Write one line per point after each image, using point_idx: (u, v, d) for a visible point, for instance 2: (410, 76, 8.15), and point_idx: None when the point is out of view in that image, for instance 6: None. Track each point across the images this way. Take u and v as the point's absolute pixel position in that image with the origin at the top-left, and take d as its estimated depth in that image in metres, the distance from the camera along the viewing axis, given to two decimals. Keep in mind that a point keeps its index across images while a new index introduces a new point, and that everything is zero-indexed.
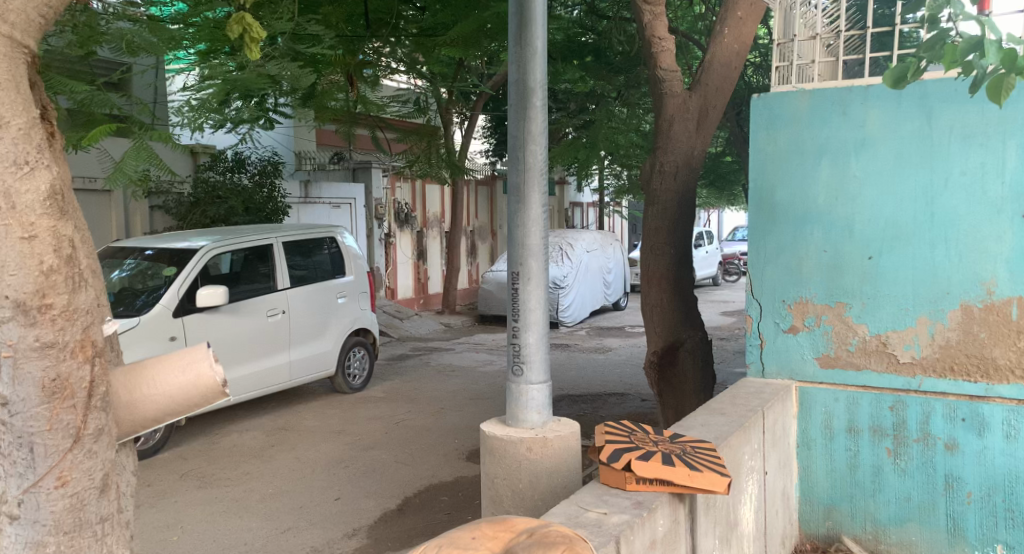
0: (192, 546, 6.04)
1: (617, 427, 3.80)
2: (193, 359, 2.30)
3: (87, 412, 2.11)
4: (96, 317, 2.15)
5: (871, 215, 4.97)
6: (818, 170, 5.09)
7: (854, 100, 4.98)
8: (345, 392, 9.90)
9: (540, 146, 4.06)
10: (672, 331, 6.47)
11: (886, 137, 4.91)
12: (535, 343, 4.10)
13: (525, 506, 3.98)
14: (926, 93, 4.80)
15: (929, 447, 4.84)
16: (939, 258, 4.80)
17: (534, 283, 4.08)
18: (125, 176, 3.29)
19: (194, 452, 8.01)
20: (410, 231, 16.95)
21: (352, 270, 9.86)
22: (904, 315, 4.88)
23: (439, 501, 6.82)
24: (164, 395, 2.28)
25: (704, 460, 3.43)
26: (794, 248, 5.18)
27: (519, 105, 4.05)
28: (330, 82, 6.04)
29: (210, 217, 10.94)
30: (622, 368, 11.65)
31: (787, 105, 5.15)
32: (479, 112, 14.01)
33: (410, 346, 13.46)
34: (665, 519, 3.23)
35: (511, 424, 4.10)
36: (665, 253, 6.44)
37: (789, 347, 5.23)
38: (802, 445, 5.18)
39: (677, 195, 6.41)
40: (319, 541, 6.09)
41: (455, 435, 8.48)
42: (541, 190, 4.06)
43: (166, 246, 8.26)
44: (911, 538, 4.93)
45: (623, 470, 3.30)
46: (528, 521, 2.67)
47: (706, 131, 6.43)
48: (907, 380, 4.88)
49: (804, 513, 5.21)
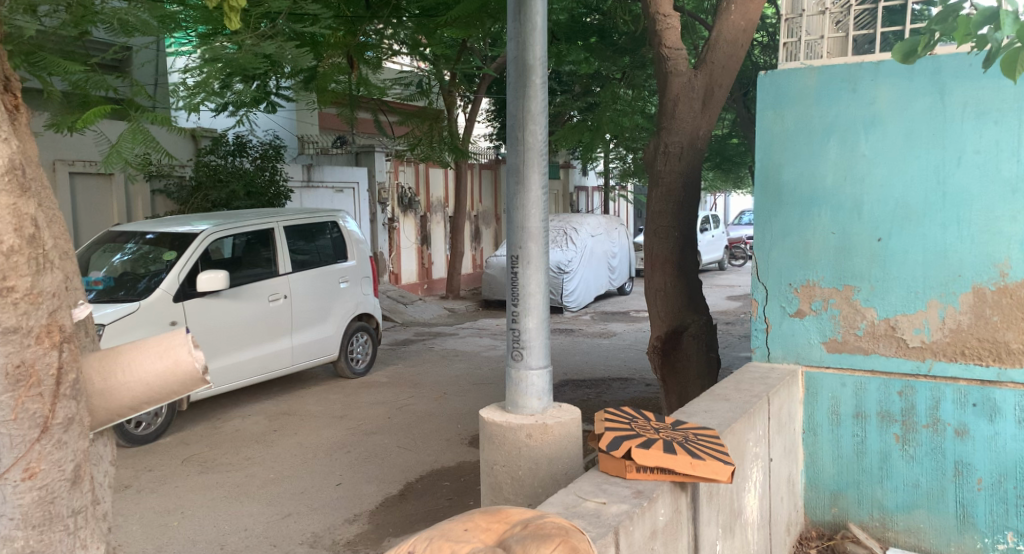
0: (192, 531, 5.97)
1: (617, 414, 3.69)
2: (173, 344, 2.19)
3: (56, 401, 2.02)
4: (64, 301, 2.05)
5: (879, 195, 4.84)
6: (825, 150, 4.97)
7: (864, 77, 4.85)
8: (348, 377, 9.80)
9: (541, 125, 3.95)
10: (675, 315, 6.36)
11: (897, 115, 4.77)
12: (535, 327, 3.99)
13: (524, 494, 3.89)
14: (939, 68, 4.67)
15: (938, 433, 4.73)
16: (951, 239, 4.68)
17: (534, 267, 3.96)
18: (122, 160, 3.21)
19: (195, 437, 7.94)
20: (413, 215, 16.83)
21: (353, 255, 9.74)
22: (915, 298, 4.76)
23: (442, 486, 6.74)
24: (141, 382, 2.17)
25: (707, 448, 3.32)
26: (800, 230, 5.06)
27: (518, 83, 3.92)
28: (332, 64, 5.70)
29: (212, 202, 10.88)
30: (626, 353, 11.56)
31: (794, 83, 5.03)
32: (483, 94, 13.87)
33: (413, 331, 13.38)
34: (666, 508, 3.12)
35: (511, 410, 4.00)
36: (669, 237, 6.32)
37: (795, 331, 5.11)
38: (808, 431, 5.08)
39: (682, 177, 6.27)
40: (319, 528, 6.01)
41: (458, 420, 8.40)
42: (541, 170, 3.95)
43: (167, 230, 8.16)
44: (920, 525, 4.83)
45: (623, 458, 3.19)
46: (523, 512, 2.57)
47: (711, 112, 6.29)
48: (916, 364, 4.77)
49: (810, 500, 5.12)
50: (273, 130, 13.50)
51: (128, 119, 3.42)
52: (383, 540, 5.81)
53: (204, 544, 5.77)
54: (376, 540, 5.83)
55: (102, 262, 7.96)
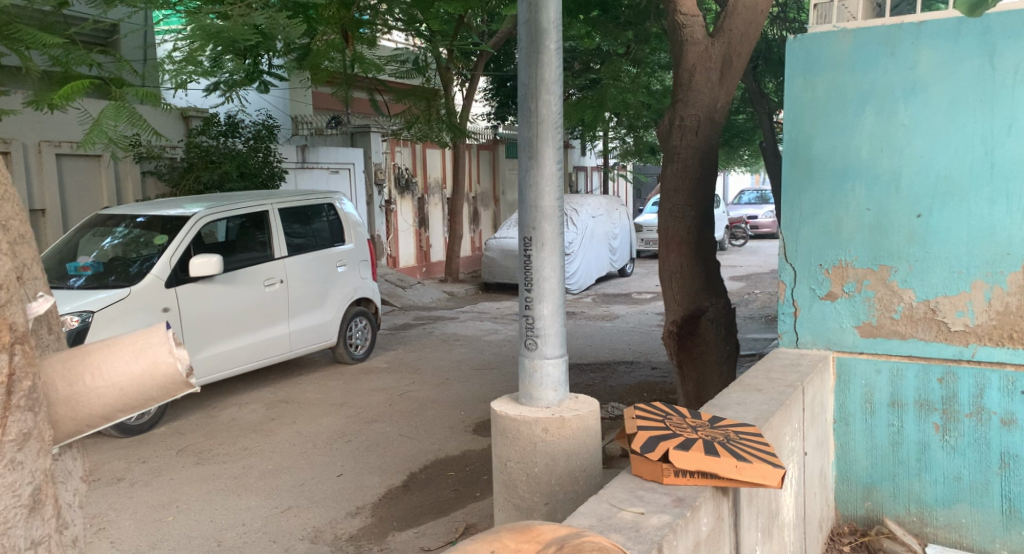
0: (188, 527, 5.65)
1: (649, 410, 3.38)
2: (149, 341, 1.82)
3: (7, 413, 1.71)
4: (15, 295, 1.75)
5: (920, 168, 4.54)
6: (860, 121, 4.66)
7: (905, 40, 4.52)
8: (347, 362, 9.47)
9: (555, 95, 3.59)
10: (693, 299, 6.06)
11: (941, 80, 4.46)
12: (551, 314, 3.66)
13: (541, 493, 3.57)
14: (988, 28, 4.33)
15: (982, 423, 4.45)
16: (999, 215, 4.37)
17: (549, 249, 3.63)
18: (102, 137, 2.93)
19: (190, 427, 7.62)
20: (410, 197, 16.46)
21: (351, 238, 9.40)
22: (958, 278, 4.47)
23: (447, 477, 6.43)
24: (112, 387, 1.80)
25: (752, 448, 3.03)
26: (832, 206, 4.76)
27: (530, 49, 3.57)
28: (327, 41, 5.17)
29: (204, 183, 10.54)
30: (629, 336, 11.24)
31: (826, 48, 4.70)
32: (479, 71, 13.42)
33: (412, 315, 13.05)
34: (709, 517, 2.81)
35: (525, 403, 3.70)
36: (686, 216, 5.99)
37: (825, 315, 4.82)
38: (839, 421, 4.78)
39: (699, 151, 5.93)
40: (320, 522, 5.70)
41: (462, 406, 8.09)
42: (556, 144, 3.61)
43: (158, 213, 7.79)
44: (961, 520, 4.57)
45: (660, 462, 2.88)
46: (557, 528, 2.25)
47: (730, 82, 5.90)
48: (958, 349, 4.48)
49: (841, 493, 4.84)
50: (264, 109, 13.07)
51: (111, 96, 3.13)
52: (387, 535, 5.51)
53: (200, 541, 5.46)
54: (379, 534, 5.52)
55: (92, 246, 7.63)
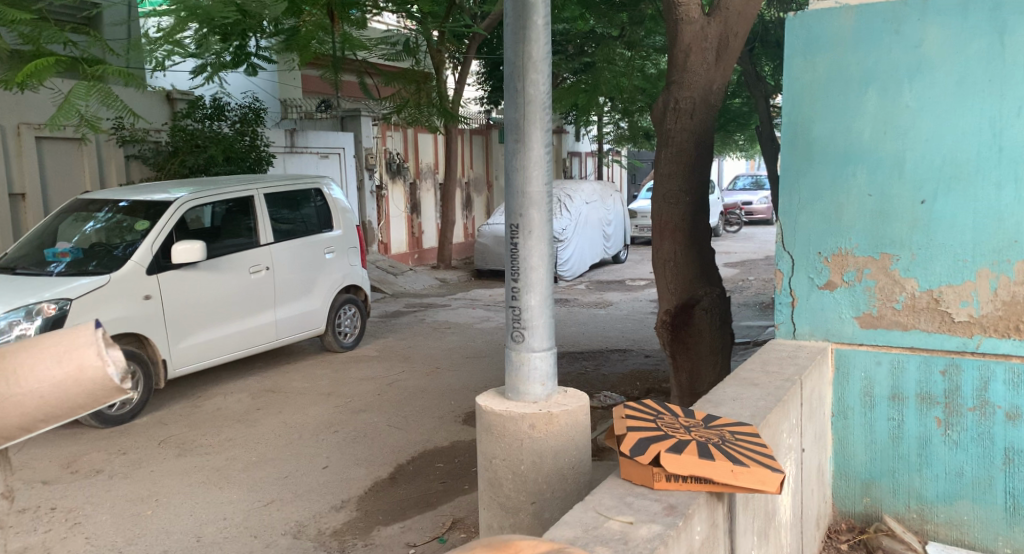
0: (168, 522, 5.46)
1: (641, 409, 3.19)
2: (73, 347, 2.12)
3: None
4: None
5: (925, 151, 4.35)
6: (863, 102, 4.46)
7: (911, 17, 4.33)
8: (335, 351, 9.27)
9: (544, 74, 3.39)
10: (686, 287, 5.87)
11: (947, 60, 4.28)
12: (538, 305, 3.46)
13: (527, 493, 3.38)
14: (999, 4, 4.15)
15: (986, 417, 4.28)
16: (1006, 200, 4.20)
17: (536, 237, 3.43)
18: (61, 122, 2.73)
19: (174, 417, 7.42)
20: (402, 182, 16.23)
21: (340, 224, 9.17)
22: (962, 267, 4.30)
23: (435, 469, 6.25)
24: (37, 391, 2.10)
25: (749, 450, 2.86)
26: (833, 192, 4.56)
27: (518, 23, 3.36)
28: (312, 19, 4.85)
29: (188, 167, 10.28)
30: (623, 324, 11.06)
31: (828, 24, 4.50)
32: (472, 54, 13.16)
33: (404, 303, 12.84)
34: (702, 524, 2.64)
35: (511, 397, 3.50)
36: (681, 202, 5.78)
37: (824, 305, 4.64)
38: (838, 415, 4.60)
39: (695, 134, 5.73)
40: (304, 516, 5.52)
41: (451, 395, 7.91)
42: (545, 127, 3.40)
43: (142, 197, 7.56)
44: (962, 517, 4.40)
45: (651, 466, 2.72)
46: (536, 545, 2.09)
47: (726, 64, 5.69)
48: (963, 341, 4.31)
49: (838, 489, 4.65)
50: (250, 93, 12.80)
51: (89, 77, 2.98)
52: (372, 529, 5.33)
53: (179, 536, 5.27)
54: (364, 529, 5.34)
55: (73, 231, 7.40)
